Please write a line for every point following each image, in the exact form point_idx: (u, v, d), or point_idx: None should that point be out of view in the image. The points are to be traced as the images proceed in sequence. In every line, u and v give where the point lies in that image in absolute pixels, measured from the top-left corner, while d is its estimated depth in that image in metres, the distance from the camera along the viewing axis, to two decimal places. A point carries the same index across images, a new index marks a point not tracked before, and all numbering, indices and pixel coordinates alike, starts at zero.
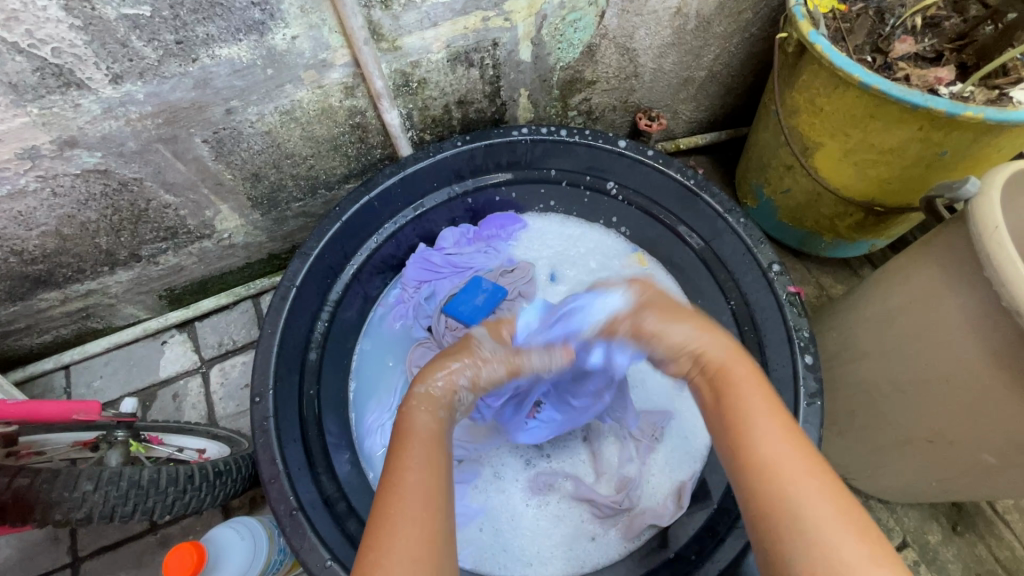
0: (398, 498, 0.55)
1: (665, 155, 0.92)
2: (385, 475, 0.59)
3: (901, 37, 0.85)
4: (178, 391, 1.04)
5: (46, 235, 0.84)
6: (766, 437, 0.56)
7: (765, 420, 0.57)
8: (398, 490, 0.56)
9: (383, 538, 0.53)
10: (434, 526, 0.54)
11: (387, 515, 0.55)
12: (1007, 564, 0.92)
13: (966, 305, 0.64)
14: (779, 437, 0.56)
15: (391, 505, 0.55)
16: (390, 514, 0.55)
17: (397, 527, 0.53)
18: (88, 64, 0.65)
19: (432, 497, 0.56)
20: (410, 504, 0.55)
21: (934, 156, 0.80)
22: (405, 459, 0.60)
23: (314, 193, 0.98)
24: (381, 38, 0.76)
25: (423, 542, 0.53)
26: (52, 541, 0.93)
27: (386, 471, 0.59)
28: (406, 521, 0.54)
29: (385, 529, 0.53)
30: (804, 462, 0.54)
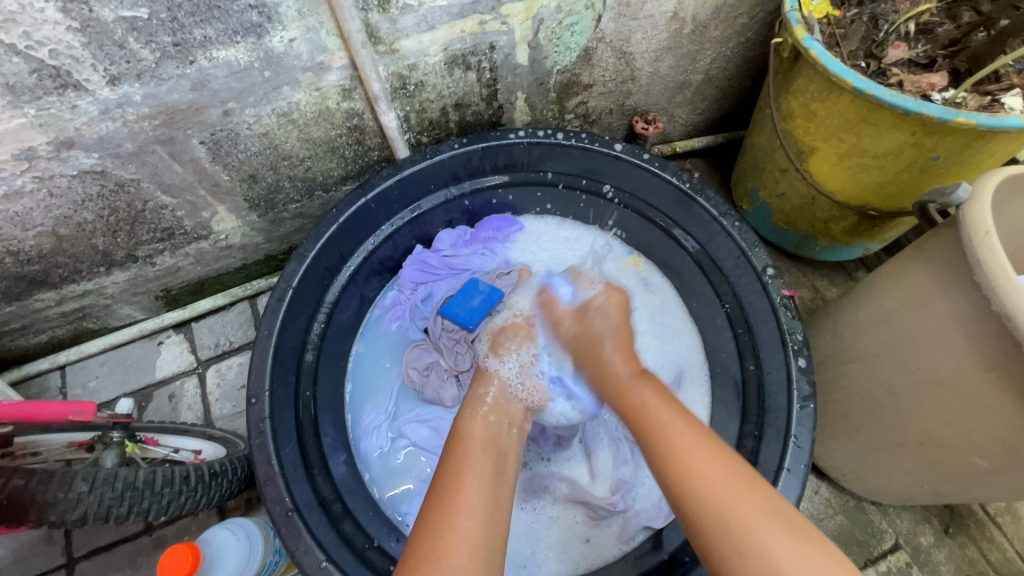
0: (447, 509, 0.58)
1: (661, 159, 0.92)
2: (443, 481, 0.62)
3: (895, 43, 0.86)
4: (174, 392, 1.04)
5: (42, 236, 0.84)
6: (679, 440, 0.62)
7: (680, 428, 0.64)
8: (447, 503, 0.59)
9: (432, 545, 0.55)
10: (479, 533, 0.57)
11: (435, 523, 0.57)
12: (998, 566, 0.92)
13: (957, 309, 0.65)
14: (696, 445, 0.61)
15: (439, 515, 0.58)
16: (441, 520, 0.57)
17: (445, 534, 0.56)
18: (85, 66, 0.65)
19: (480, 510, 0.59)
20: (457, 514, 0.57)
21: (927, 161, 0.81)
22: (451, 471, 0.63)
23: (311, 194, 0.98)
24: (378, 41, 0.77)
25: (467, 550, 0.55)
26: (47, 542, 0.93)
27: (444, 478, 0.62)
28: (456, 531, 0.56)
29: (436, 534, 0.56)
30: (721, 465, 0.59)
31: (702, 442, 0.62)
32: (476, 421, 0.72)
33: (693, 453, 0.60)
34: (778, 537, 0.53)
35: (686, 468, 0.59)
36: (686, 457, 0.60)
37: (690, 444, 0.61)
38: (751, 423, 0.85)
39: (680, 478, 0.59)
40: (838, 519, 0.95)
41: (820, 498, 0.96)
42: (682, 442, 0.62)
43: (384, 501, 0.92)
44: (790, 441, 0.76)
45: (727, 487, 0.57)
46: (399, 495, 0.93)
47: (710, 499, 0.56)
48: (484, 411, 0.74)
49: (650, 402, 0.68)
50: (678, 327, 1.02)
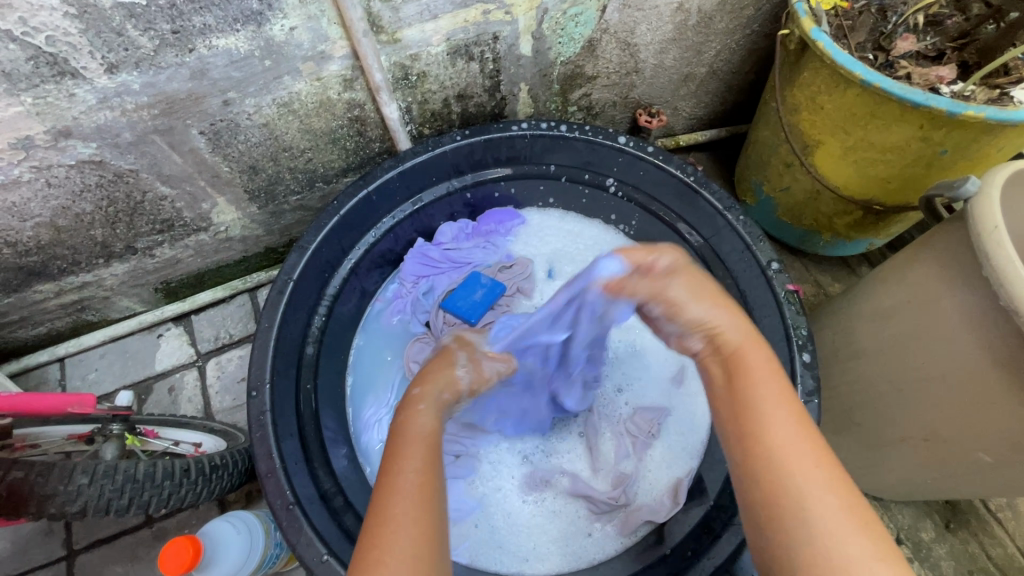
0: (393, 497, 0.50)
1: (665, 151, 0.91)
2: (385, 464, 0.54)
3: (903, 35, 0.85)
4: (174, 385, 1.04)
5: (40, 227, 0.83)
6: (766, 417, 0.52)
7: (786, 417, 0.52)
8: (391, 488, 0.51)
9: (381, 533, 0.48)
10: (429, 523, 0.49)
11: (382, 513, 0.49)
12: (999, 561, 0.92)
13: (964, 304, 0.64)
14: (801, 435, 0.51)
15: (388, 500, 0.50)
16: (386, 504, 0.50)
17: (393, 524, 0.48)
18: (82, 53, 0.64)
19: (423, 501, 0.50)
20: (404, 499, 0.50)
21: (933, 155, 0.80)
22: (397, 457, 0.54)
23: (312, 186, 0.97)
24: (380, 30, 0.76)
25: (415, 541, 0.47)
26: (47, 535, 0.93)
27: (387, 461, 0.54)
28: (404, 519, 0.48)
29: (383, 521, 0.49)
30: (824, 469, 0.49)
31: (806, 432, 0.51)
32: (427, 412, 0.61)
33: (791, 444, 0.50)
34: (868, 548, 0.45)
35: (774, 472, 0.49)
36: (782, 449, 0.50)
37: (794, 437, 0.51)
38: None
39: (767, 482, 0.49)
40: None
41: None
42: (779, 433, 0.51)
43: None
44: None
45: (829, 493, 0.47)
46: None
47: (794, 500, 0.47)
48: (420, 395, 0.63)
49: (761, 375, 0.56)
50: None
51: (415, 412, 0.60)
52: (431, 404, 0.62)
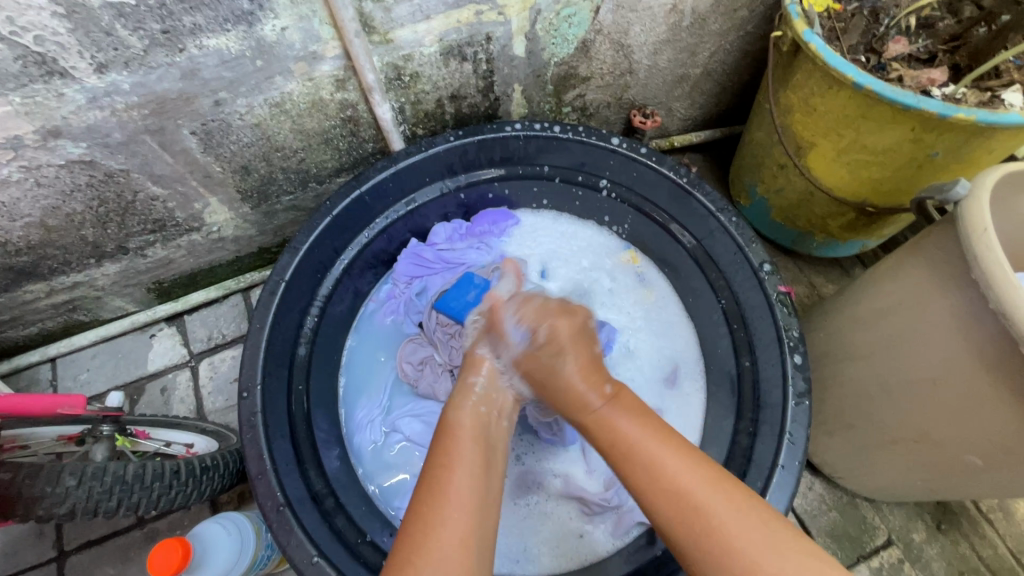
0: (439, 502, 0.56)
1: (658, 153, 0.92)
2: (433, 467, 0.60)
3: (895, 38, 0.85)
4: (166, 385, 1.03)
5: (31, 227, 0.83)
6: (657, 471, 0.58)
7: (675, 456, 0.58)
8: (438, 493, 0.57)
9: (420, 542, 0.54)
10: (469, 529, 0.55)
11: (426, 518, 0.55)
12: (989, 561, 0.93)
13: (954, 306, 0.65)
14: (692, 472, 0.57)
15: (430, 508, 0.56)
16: (429, 513, 0.56)
17: (436, 530, 0.54)
18: (71, 53, 0.63)
19: (467, 508, 0.56)
20: (445, 508, 0.56)
21: (925, 157, 0.80)
22: (444, 461, 0.61)
23: (305, 186, 0.97)
24: (372, 31, 0.75)
25: (457, 546, 0.54)
26: (38, 536, 0.92)
27: (435, 465, 0.60)
28: (443, 523, 0.55)
29: (424, 529, 0.55)
30: (721, 494, 0.55)
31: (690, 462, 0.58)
32: (467, 408, 0.69)
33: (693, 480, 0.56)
34: (791, 555, 0.51)
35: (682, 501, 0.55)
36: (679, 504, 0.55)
37: (686, 471, 0.57)
38: (746, 419, 0.85)
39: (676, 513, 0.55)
40: (831, 515, 0.95)
41: (814, 493, 0.97)
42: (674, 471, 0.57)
43: (378, 496, 0.91)
44: (785, 438, 0.76)
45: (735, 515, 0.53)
46: (392, 490, 0.92)
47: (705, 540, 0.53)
48: (476, 401, 0.70)
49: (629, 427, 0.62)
50: (674, 322, 1.02)
51: (458, 407, 0.69)
52: (476, 398, 0.70)
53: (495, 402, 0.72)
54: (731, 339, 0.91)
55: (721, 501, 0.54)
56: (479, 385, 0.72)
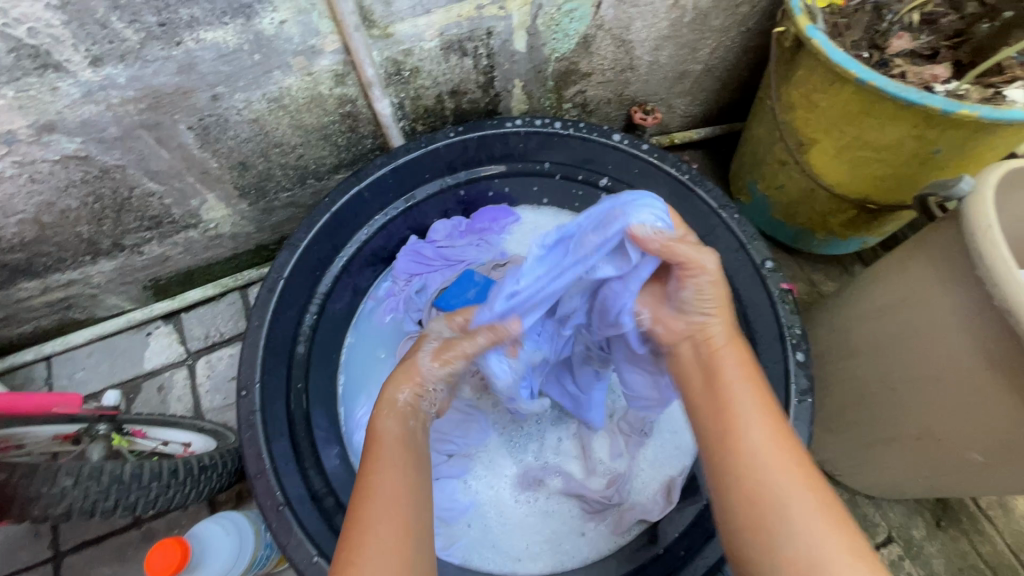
0: (370, 506, 0.59)
1: (660, 149, 0.91)
2: (361, 478, 0.63)
3: (897, 34, 0.85)
4: (163, 383, 1.02)
5: (24, 223, 0.82)
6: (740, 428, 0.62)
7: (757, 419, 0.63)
8: (367, 497, 0.60)
9: (356, 543, 0.56)
10: (403, 523, 0.59)
11: (357, 525, 0.58)
12: (988, 558, 0.93)
13: (957, 303, 0.64)
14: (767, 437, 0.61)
15: (362, 509, 0.59)
16: (361, 512, 0.59)
17: (366, 538, 0.57)
18: (66, 45, 0.62)
19: (398, 501, 0.60)
20: (378, 508, 0.59)
21: (927, 154, 0.80)
22: (369, 467, 0.64)
23: (303, 182, 0.96)
24: (372, 25, 0.74)
25: (390, 543, 0.57)
26: (33, 536, 0.91)
27: (362, 475, 0.63)
28: (375, 529, 0.57)
29: (358, 530, 0.58)
30: (789, 459, 0.59)
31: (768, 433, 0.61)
32: (393, 418, 0.70)
33: (755, 445, 0.61)
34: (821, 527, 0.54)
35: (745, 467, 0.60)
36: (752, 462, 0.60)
37: (761, 441, 0.61)
38: None
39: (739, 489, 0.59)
40: None
41: None
42: (748, 432, 0.62)
43: None
44: None
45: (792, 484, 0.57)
46: None
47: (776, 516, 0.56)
48: (401, 409, 0.71)
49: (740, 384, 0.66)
50: None
51: (383, 414, 0.70)
52: (400, 407, 0.71)
53: (422, 411, 0.74)
54: None
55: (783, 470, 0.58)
56: (404, 401, 0.72)
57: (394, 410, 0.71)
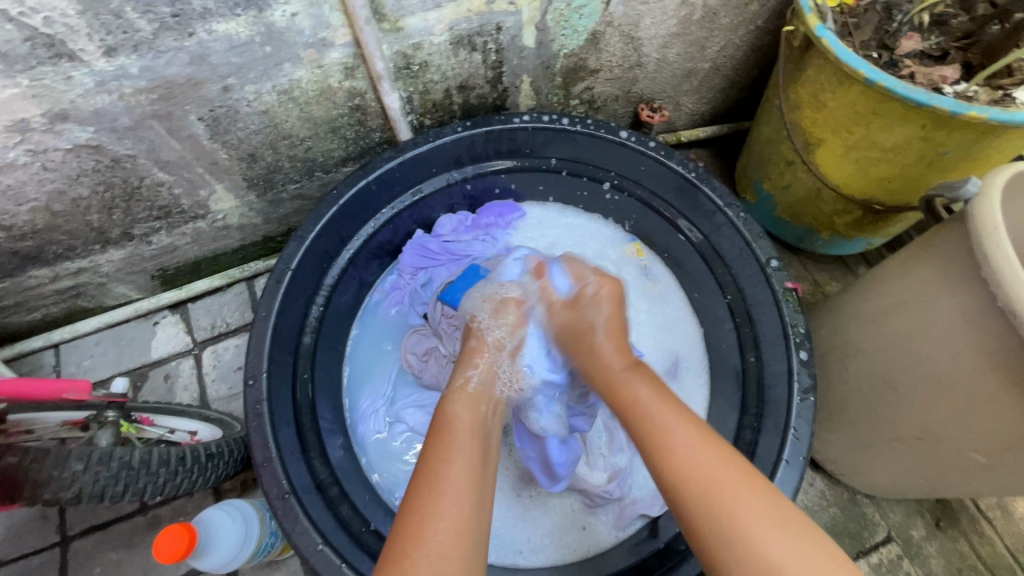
0: (435, 494, 0.56)
1: (667, 147, 0.91)
2: (429, 462, 0.60)
3: (908, 34, 0.85)
4: (169, 372, 1.03)
5: (36, 211, 0.82)
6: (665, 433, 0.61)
7: (671, 424, 0.62)
8: (431, 485, 0.57)
9: (414, 532, 0.53)
10: (466, 520, 0.55)
11: (421, 508, 0.55)
12: (987, 560, 0.93)
13: (961, 302, 0.65)
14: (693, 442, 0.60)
15: (426, 498, 0.56)
16: (426, 498, 0.56)
17: (429, 524, 0.54)
18: (80, 35, 0.63)
19: (464, 497, 0.57)
20: (441, 498, 0.56)
21: (935, 155, 0.80)
22: (436, 454, 0.61)
23: (311, 175, 0.97)
24: (383, 19, 0.75)
25: (452, 534, 0.53)
26: (41, 521, 0.92)
27: (432, 460, 0.60)
28: (436, 516, 0.54)
29: (418, 521, 0.54)
30: (718, 458, 0.58)
31: (705, 439, 0.60)
32: (463, 404, 0.69)
33: (688, 451, 0.59)
34: (763, 527, 0.52)
35: (683, 469, 0.57)
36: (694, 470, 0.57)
37: (691, 446, 0.59)
38: (751, 414, 0.85)
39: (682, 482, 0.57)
40: (832, 511, 0.96)
41: (815, 490, 0.97)
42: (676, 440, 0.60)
43: (381, 486, 0.92)
44: (790, 434, 0.76)
45: (731, 481, 0.56)
46: (395, 480, 0.93)
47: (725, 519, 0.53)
48: (466, 393, 0.71)
49: (646, 397, 0.66)
50: (678, 318, 1.02)
51: (454, 401, 0.69)
52: (467, 395, 0.71)
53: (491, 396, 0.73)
54: (736, 336, 0.91)
55: (718, 469, 0.57)
56: (475, 381, 0.74)
57: (464, 400, 0.70)
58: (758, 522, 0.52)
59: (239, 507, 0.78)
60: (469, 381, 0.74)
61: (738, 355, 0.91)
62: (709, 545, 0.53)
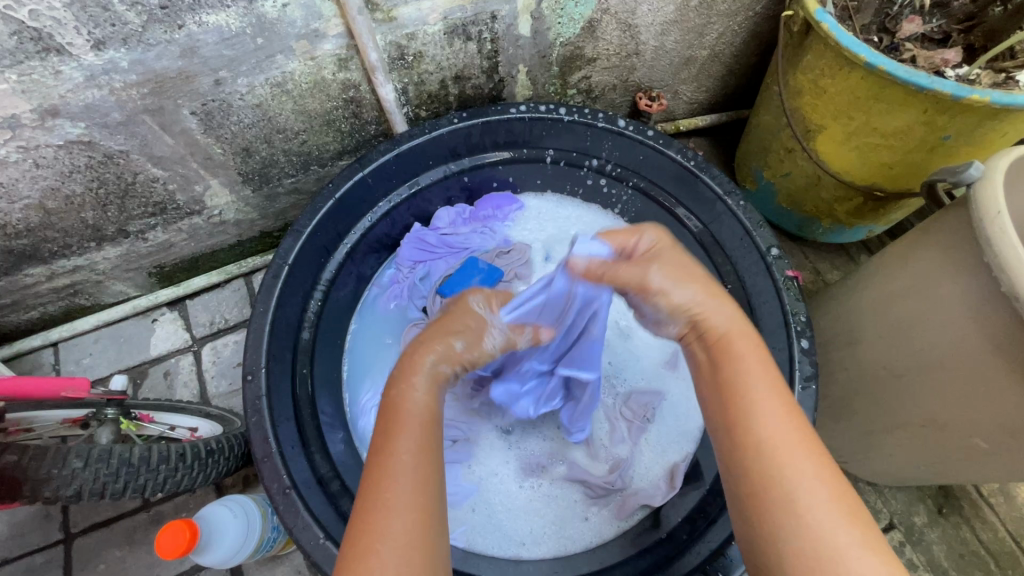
0: (388, 481, 0.50)
1: (666, 135, 0.90)
2: (380, 445, 0.53)
3: (909, 17, 0.84)
4: (169, 369, 1.03)
5: (30, 209, 0.82)
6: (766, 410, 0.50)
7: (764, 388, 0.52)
8: (384, 472, 0.51)
9: (370, 520, 0.48)
10: (425, 508, 0.50)
11: (377, 498, 0.50)
12: (989, 545, 0.94)
13: (964, 290, 0.64)
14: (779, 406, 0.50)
15: (380, 484, 0.50)
16: (378, 479, 0.51)
17: (383, 512, 0.49)
18: (68, 28, 0.62)
19: (419, 487, 0.50)
20: (399, 488, 0.50)
21: (936, 141, 0.79)
22: (389, 439, 0.53)
23: (306, 169, 0.96)
24: (375, 8, 0.74)
25: (411, 525, 0.48)
26: (44, 519, 0.93)
27: (380, 444, 0.53)
28: (397, 509, 0.49)
29: (373, 511, 0.49)
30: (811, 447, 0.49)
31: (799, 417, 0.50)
32: (423, 386, 0.58)
33: (784, 433, 0.49)
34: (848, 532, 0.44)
35: (758, 440, 0.49)
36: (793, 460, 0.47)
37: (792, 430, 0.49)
38: None
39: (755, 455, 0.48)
40: None
41: None
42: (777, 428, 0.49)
43: None
44: None
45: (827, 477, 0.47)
46: None
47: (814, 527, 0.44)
48: (428, 383, 0.59)
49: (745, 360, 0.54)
50: None
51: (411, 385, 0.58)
52: (428, 377, 0.60)
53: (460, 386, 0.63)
54: None
55: (799, 445, 0.49)
56: (440, 371, 0.60)
57: (419, 377, 0.59)
58: (851, 538, 0.44)
59: (241, 502, 0.78)
60: (434, 366, 0.60)
61: None
62: (770, 529, 0.46)
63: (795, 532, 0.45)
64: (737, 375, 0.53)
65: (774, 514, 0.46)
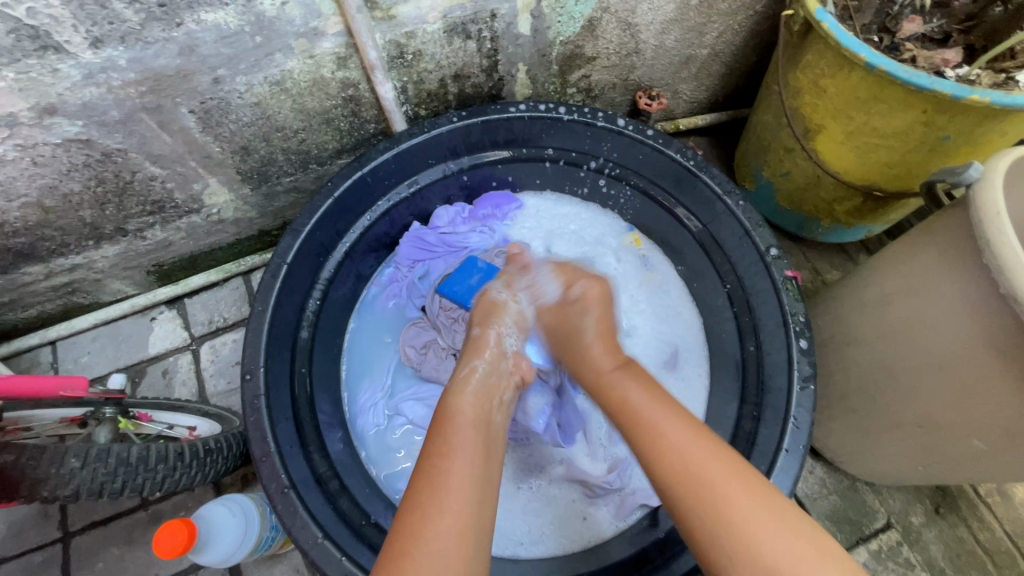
0: (436, 490, 0.55)
1: (665, 135, 0.90)
2: (431, 458, 0.59)
3: (909, 17, 0.84)
4: (167, 368, 1.03)
5: (27, 207, 0.82)
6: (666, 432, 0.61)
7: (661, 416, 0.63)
8: (433, 481, 0.56)
9: (418, 525, 0.53)
10: (468, 518, 0.54)
11: (424, 504, 0.55)
12: (986, 545, 0.94)
13: (961, 291, 0.64)
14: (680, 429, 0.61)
15: (429, 492, 0.55)
16: (427, 491, 0.56)
17: (430, 521, 0.53)
18: (65, 26, 0.61)
19: (466, 497, 0.55)
20: (443, 496, 0.55)
21: (936, 140, 0.79)
22: (440, 450, 0.60)
23: (305, 167, 0.95)
24: (374, 6, 0.73)
25: (456, 534, 0.53)
26: (43, 517, 0.93)
27: (433, 456, 0.59)
28: (443, 516, 0.54)
29: (423, 518, 0.54)
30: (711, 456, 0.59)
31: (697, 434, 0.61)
32: (470, 398, 0.67)
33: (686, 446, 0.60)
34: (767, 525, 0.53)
35: (670, 455, 0.59)
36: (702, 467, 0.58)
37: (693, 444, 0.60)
38: (750, 404, 0.85)
39: (675, 471, 0.58)
40: (831, 498, 0.96)
41: (814, 477, 0.97)
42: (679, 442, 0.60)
43: (381, 479, 0.91)
44: (789, 422, 0.75)
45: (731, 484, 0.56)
46: (396, 472, 0.93)
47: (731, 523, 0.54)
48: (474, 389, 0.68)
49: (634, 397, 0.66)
50: (677, 308, 1.02)
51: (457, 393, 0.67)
52: (476, 387, 0.69)
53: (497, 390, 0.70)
54: (736, 324, 0.90)
55: (707, 457, 0.59)
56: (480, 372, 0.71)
57: (470, 391, 0.68)
58: (768, 524, 0.53)
59: (239, 501, 0.78)
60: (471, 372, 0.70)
61: (738, 343, 0.90)
62: (696, 530, 0.55)
63: (725, 538, 0.53)
64: (641, 411, 0.64)
65: (696, 519, 0.56)
